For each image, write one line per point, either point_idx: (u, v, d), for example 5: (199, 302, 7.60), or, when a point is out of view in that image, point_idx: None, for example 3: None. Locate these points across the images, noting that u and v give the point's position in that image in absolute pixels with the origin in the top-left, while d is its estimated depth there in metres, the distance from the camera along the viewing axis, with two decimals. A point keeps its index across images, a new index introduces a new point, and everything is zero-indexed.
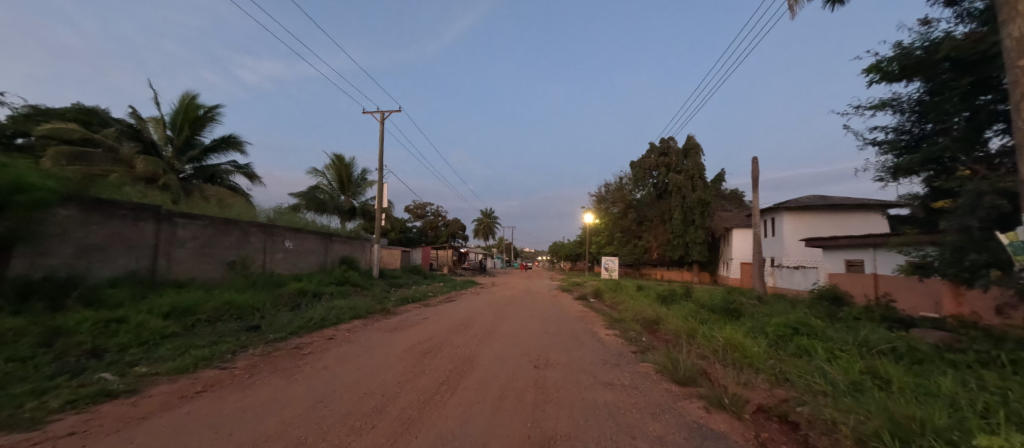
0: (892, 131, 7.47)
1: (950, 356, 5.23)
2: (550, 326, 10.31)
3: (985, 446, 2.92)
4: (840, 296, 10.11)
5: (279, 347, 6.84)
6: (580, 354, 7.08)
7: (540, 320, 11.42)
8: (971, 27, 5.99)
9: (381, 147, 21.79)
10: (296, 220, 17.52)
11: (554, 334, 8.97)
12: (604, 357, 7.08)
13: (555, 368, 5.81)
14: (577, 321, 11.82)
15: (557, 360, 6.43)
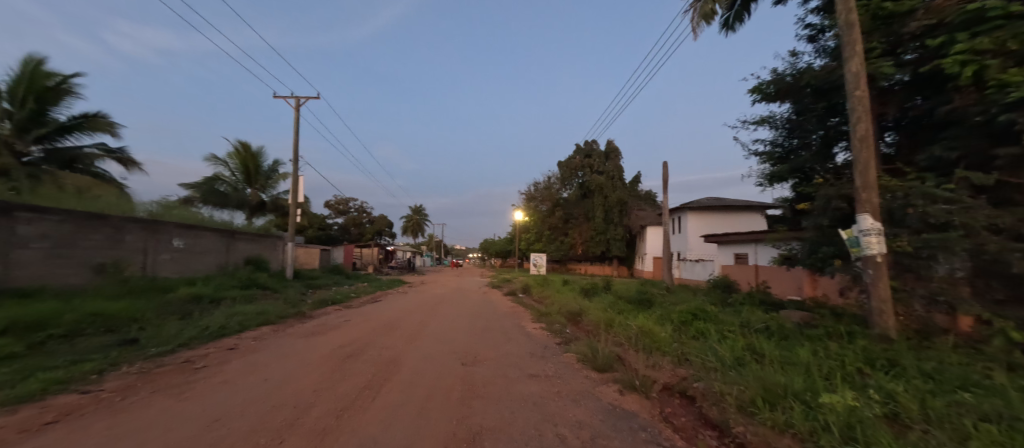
0: (767, 144, 8.76)
1: (808, 331, 6.35)
2: (479, 323, 10.45)
3: (828, 405, 3.62)
4: (730, 285, 11.65)
5: (163, 363, 6.05)
6: (509, 349, 7.31)
7: (470, 317, 11.51)
8: (826, 60, 7.28)
9: (295, 136, 20.19)
10: (186, 216, 15.38)
11: (482, 331, 9.12)
12: (531, 350, 7.39)
13: (483, 364, 5.96)
14: (506, 316, 12.12)
15: (486, 356, 6.58)
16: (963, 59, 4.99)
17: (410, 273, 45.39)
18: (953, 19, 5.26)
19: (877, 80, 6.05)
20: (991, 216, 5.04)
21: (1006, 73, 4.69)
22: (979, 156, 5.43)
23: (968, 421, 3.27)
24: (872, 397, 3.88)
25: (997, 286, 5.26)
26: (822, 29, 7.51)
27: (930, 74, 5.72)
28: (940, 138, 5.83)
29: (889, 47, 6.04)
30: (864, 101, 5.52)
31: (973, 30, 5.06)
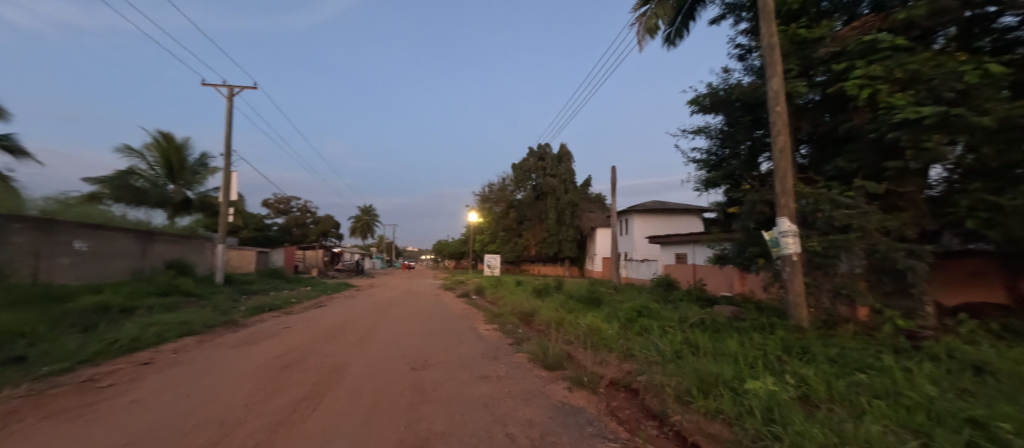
0: (703, 153, 9.45)
1: (737, 324, 6.94)
2: (431, 326, 10.33)
3: (753, 392, 4.01)
4: (671, 283, 12.42)
5: (59, 383, 5.36)
6: (461, 351, 7.30)
7: (421, 320, 11.32)
8: (752, 78, 8.01)
9: (227, 128, 18.80)
10: (90, 214, 13.77)
11: (434, 334, 9.03)
12: (483, 351, 7.44)
13: (433, 367, 5.92)
14: (458, 318, 12.07)
15: (437, 359, 6.54)
16: (860, 82, 5.73)
17: (359, 276, 43.63)
18: (852, 47, 6.03)
19: (793, 98, 6.77)
20: (882, 220, 5.82)
21: (893, 97, 5.45)
22: (873, 167, 6.25)
23: (864, 399, 3.76)
24: (788, 381, 4.33)
25: (887, 280, 6.08)
26: (749, 50, 8.29)
27: (835, 94, 6.50)
28: (843, 151, 6.64)
29: (803, 69, 6.77)
30: (782, 116, 6.16)
31: (868, 59, 5.84)
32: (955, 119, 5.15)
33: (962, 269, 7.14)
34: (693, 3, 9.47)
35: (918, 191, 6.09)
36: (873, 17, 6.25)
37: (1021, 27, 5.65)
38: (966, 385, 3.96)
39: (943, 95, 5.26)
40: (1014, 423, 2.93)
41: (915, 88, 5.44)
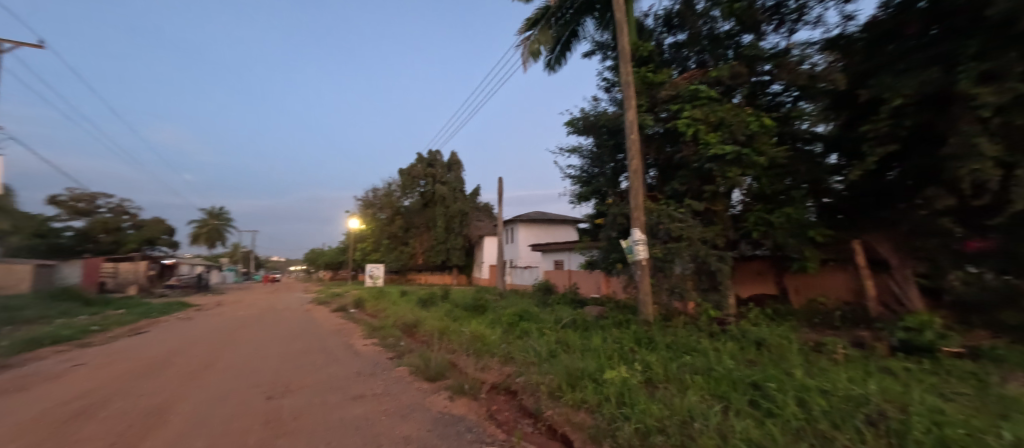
0: (577, 170, 10.47)
1: (601, 322, 7.85)
2: (295, 346, 9.28)
3: (611, 380, 4.61)
4: (550, 287, 13.40)
5: None
6: (331, 371, 6.74)
7: (283, 340, 10.08)
8: (615, 108, 9.24)
9: None
10: None
11: (299, 355, 8.15)
12: (358, 369, 7.00)
13: (295, 394, 5.34)
14: (331, 335, 11.08)
15: (300, 383, 5.92)
16: (688, 122, 7.10)
17: (198, 293, 36.52)
18: (683, 93, 7.49)
19: (643, 129, 8.02)
20: (702, 232, 7.30)
21: (708, 136, 6.90)
22: (697, 189, 7.78)
23: (689, 377, 4.64)
24: (637, 368, 5.09)
25: (705, 278, 7.60)
26: (613, 84, 9.58)
27: (672, 129, 7.91)
28: (677, 175, 8.11)
29: (651, 105, 8.08)
30: (635, 144, 7.24)
31: (692, 103, 7.26)
32: (745, 157, 6.79)
33: (749, 269, 9.09)
34: (570, 36, 10.58)
35: (725, 209, 7.81)
36: (696, 71, 7.86)
37: (782, 94, 7.67)
38: (752, 358, 5.21)
39: (739, 137, 6.85)
40: (778, 383, 3.98)
41: (722, 130, 6.98)
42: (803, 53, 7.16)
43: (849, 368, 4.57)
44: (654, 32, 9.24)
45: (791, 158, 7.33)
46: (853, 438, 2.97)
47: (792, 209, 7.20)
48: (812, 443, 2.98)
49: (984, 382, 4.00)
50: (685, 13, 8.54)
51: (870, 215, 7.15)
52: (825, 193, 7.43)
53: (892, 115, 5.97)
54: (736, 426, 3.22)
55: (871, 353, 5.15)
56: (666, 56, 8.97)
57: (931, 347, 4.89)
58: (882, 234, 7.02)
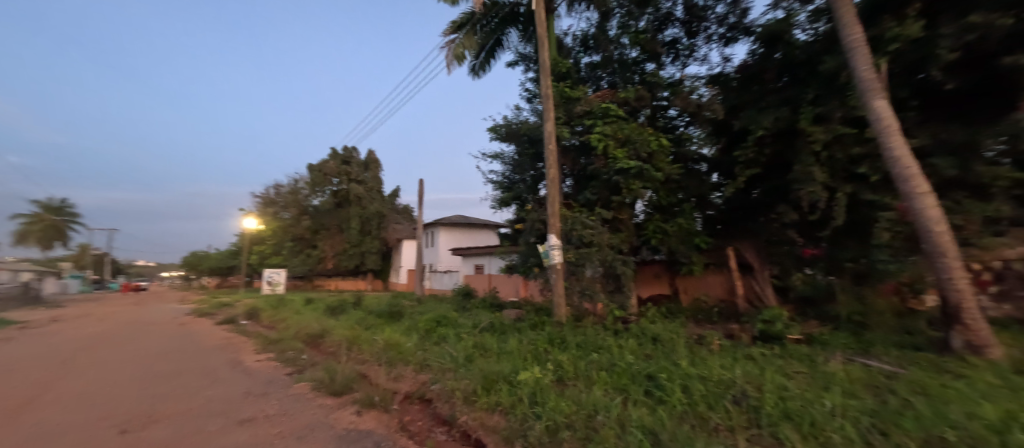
0: (499, 176, 10.63)
1: (517, 325, 8.05)
2: (164, 367, 7.95)
3: (525, 381, 4.78)
4: (470, 291, 13.37)
5: None
6: (212, 394, 5.94)
7: (149, 361, 8.59)
8: (535, 119, 9.62)
9: None
10: None
11: (169, 377, 6.99)
12: (248, 389, 6.26)
13: (162, 423, 4.59)
14: (212, 352, 9.70)
15: (170, 410, 5.10)
16: (599, 137, 7.66)
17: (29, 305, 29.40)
18: (596, 110, 8.05)
19: (560, 140, 8.44)
20: (610, 238, 7.92)
21: (616, 151, 7.55)
22: (606, 199, 8.40)
23: (595, 373, 4.99)
24: (549, 368, 5.31)
25: (611, 281, 8.20)
26: (534, 96, 9.99)
27: (585, 143, 8.46)
28: (589, 185, 8.66)
29: (568, 119, 8.54)
30: (552, 154, 7.60)
31: (604, 120, 7.85)
32: (646, 172, 7.55)
33: (648, 272, 9.98)
34: (494, 44, 10.77)
35: (630, 218, 8.52)
36: (608, 91, 8.54)
37: (677, 119, 8.61)
38: (649, 352, 5.78)
39: (642, 154, 7.60)
40: (668, 373, 4.49)
41: (628, 147, 7.67)
42: (694, 85, 8.20)
43: (724, 356, 5.32)
44: (573, 51, 9.87)
45: (682, 176, 8.32)
46: (725, 417, 3.52)
47: (683, 219, 8.17)
48: (694, 425, 3.45)
49: (816, 362, 4.96)
50: (599, 37, 9.28)
51: (742, 227, 8.43)
52: (708, 206, 8.59)
53: (756, 144, 7.26)
54: (633, 415, 3.56)
55: (740, 343, 6.05)
56: (583, 74, 9.61)
57: (781, 336, 5.91)
58: (748, 242, 8.38)
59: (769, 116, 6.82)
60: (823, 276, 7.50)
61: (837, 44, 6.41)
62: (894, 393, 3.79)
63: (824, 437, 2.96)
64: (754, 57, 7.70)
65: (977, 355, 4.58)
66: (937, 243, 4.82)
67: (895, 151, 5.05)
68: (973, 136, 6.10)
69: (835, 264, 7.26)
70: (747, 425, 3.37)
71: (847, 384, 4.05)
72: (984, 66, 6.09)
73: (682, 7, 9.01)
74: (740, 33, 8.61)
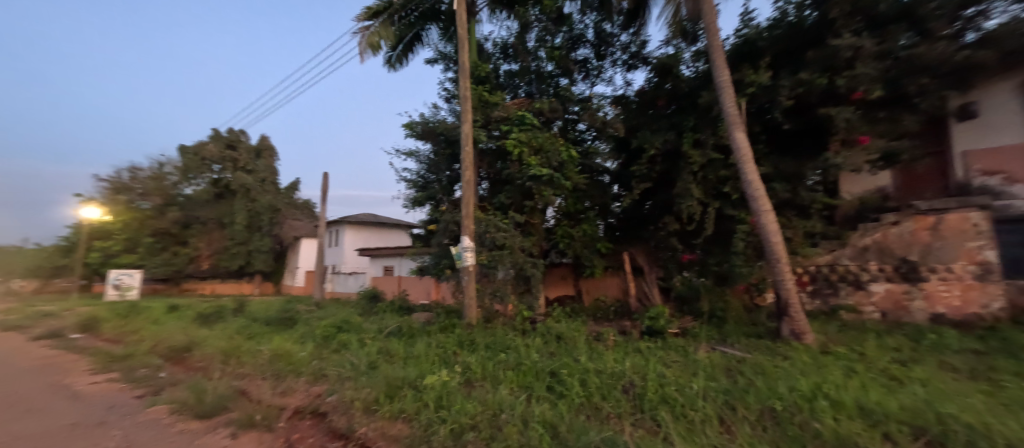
0: (413, 174, 10.30)
1: (427, 328, 7.89)
2: None
3: (432, 385, 4.77)
4: (377, 294, 12.70)
5: None
6: (23, 428, 4.66)
7: None
8: (453, 119, 9.58)
9: None
10: None
11: None
12: (81, 419, 5.07)
13: None
14: (26, 376, 7.67)
15: None
16: (514, 143, 7.93)
17: None
18: (513, 117, 8.30)
19: (476, 143, 8.51)
20: (522, 241, 8.22)
21: (530, 158, 7.89)
22: (519, 204, 8.70)
23: (503, 373, 5.15)
24: (457, 371, 5.32)
25: (521, 282, 8.53)
26: (453, 96, 9.95)
27: (502, 148, 8.68)
28: (504, 189, 8.87)
29: (486, 122, 8.65)
30: (469, 156, 7.65)
31: (519, 127, 8.14)
32: (557, 180, 8.02)
33: (555, 273, 10.55)
34: (413, 38, 10.57)
35: (541, 222, 8.96)
36: (525, 99, 8.87)
37: (585, 133, 9.27)
38: (554, 350, 6.14)
39: (553, 163, 8.06)
40: (569, 369, 4.85)
41: (541, 155, 8.07)
42: (601, 103, 8.94)
43: (617, 350, 5.90)
44: (493, 56, 10.01)
45: (588, 185, 8.99)
46: (615, 405, 3.94)
47: (588, 226, 8.86)
48: (589, 415, 3.81)
49: (688, 351, 5.78)
50: (519, 46, 9.58)
51: (636, 234, 9.48)
52: (609, 214, 9.43)
53: (648, 161, 8.23)
54: (536, 411, 3.78)
55: (630, 337, 6.77)
56: (501, 80, 9.77)
57: (663, 330, 6.76)
58: (639, 247, 9.40)
59: (659, 138, 7.84)
60: (696, 279, 8.43)
61: (710, 82, 7.99)
62: (741, 374, 4.66)
63: (690, 416, 3.54)
64: (650, 85, 8.80)
65: (797, 339, 5.92)
66: (776, 252, 6.01)
67: (749, 177, 6.13)
68: (799, 169, 7.82)
69: (706, 269, 8.33)
70: (633, 412, 3.84)
71: (710, 369, 4.82)
72: (807, 113, 7.89)
73: (593, 30, 9.81)
74: (640, 62, 9.65)
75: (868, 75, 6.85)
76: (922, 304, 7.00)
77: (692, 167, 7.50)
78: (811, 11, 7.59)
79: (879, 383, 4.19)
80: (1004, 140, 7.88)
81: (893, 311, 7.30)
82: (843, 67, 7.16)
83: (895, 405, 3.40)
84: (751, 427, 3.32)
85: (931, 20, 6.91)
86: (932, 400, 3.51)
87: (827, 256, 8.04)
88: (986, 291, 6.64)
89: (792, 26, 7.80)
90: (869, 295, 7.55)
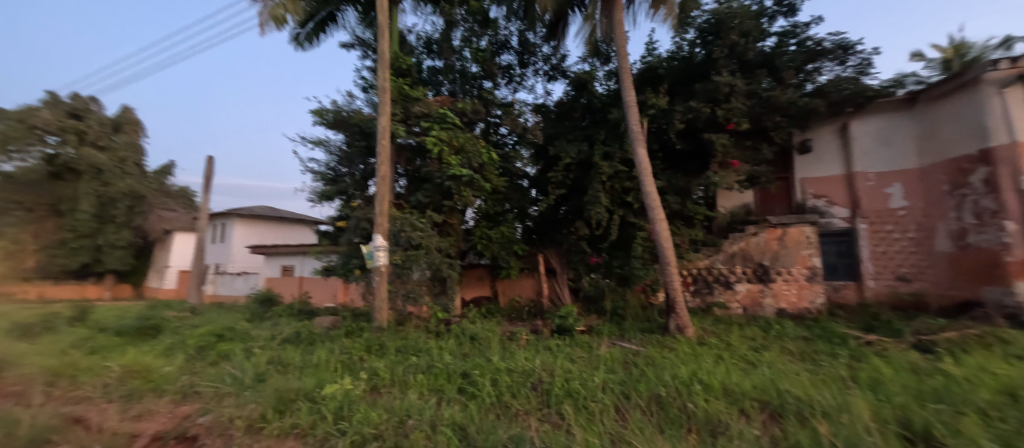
0: (322, 166, 9.54)
1: (330, 333, 7.24)
2: None
3: (332, 396, 4.31)
4: (272, 298, 11.33)
5: None
6: None
7: None
8: (369, 111, 9.05)
9: None
10: None
11: None
12: None
13: None
14: None
15: None
16: (434, 140, 7.73)
17: None
18: (433, 114, 8.09)
19: (395, 137, 8.15)
20: (439, 242, 8.00)
21: (450, 157, 7.75)
22: (437, 203, 8.49)
23: (412, 377, 4.91)
24: (362, 377, 4.93)
25: (437, 284, 8.16)
26: (371, 87, 9.42)
27: (421, 145, 8.40)
28: (422, 187, 8.59)
29: (404, 117, 8.29)
30: (385, 149, 7.25)
31: (440, 125, 7.95)
32: (476, 181, 7.96)
33: (472, 274, 10.47)
34: (327, 17, 9.79)
35: (459, 223, 8.85)
36: (446, 97, 8.67)
37: (506, 137, 9.36)
38: (466, 351, 6.04)
39: (473, 164, 8.01)
40: (480, 369, 4.78)
41: (462, 155, 7.97)
42: (522, 109, 9.10)
43: (528, 349, 6.01)
44: (415, 50, 9.65)
45: (507, 188, 9.07)
46: (524, 402, 3.99)
47: (506, 228, 8.93)
48: (497, 413, 3.81)
49: (592, 347, 6.10)
50: (442, 43, 9.37)
51: (551, 237, 9.67)
52: (527, 217, 9.55)
53: (564, 168, 8.63)
54: (445, 413, 3.66)
55: (542, 336, 6.96)
56: (424, 75, 9.48)
57: (571, 328, 7.05)
58: (554, 249, 9.78)
59: (574, 147, 8.28)
60: (603, 280, 9.02)
61: (621, 101, 8.59)
62: (635, 366, 5.08)
63: (590, 408, 3.73)
64: (568, 97, 9.27)
65: (680, 332, 6.60)
66: (667, 257, 6.64)
67: (647, 188, 6.68)
68: (687, 185, 8.68)
69: (610, 270, 8.92)
70: (540, 407, 3.92)
71: (610, 363, 5.15)
72: (693, 137, 8.85)
73: (517, 38, 9.99)
74: (560, 74, 10.09)
75: (739, 109, 8.05)
76: (772, 301, 8.65)
77: (602, 176, 7.98)
78: (700, 48, 8.59)
79: (743, 367, 4.87)
80: (827, 173, 9.44)
81: (750, 307, 8.77)
82: (722, 100, 8.19)
83: (751, 384, 4.01)
84: (641, 413, 3.62)
85: (785, 68, 8.29)
86: (781, 379, 4.19)
87: (706, 259, 9.07)
88: (813, 289, 8.58)
89: (685, 59, 8.78)
90: (734, 294, 8.86)
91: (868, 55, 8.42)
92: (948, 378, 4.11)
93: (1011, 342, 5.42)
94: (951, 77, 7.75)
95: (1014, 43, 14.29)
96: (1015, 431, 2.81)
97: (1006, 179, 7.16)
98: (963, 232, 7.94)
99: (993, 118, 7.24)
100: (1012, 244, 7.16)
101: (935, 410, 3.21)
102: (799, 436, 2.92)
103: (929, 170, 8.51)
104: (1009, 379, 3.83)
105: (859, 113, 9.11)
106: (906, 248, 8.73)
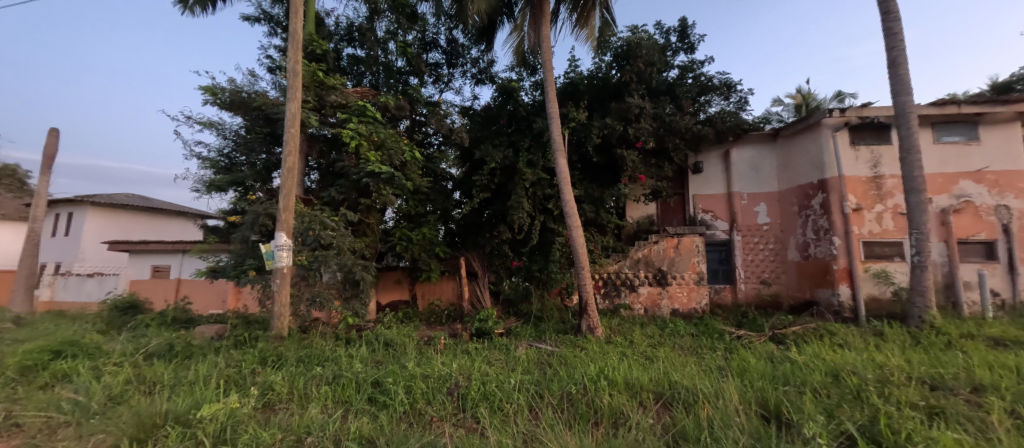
0: (212, 151, 8.32)
1: (214, 343, 6.28)
2: None
3: (212, 417, 3.47)
4: (136, 305, 9.45)
5: None
6: None
7: None
8: (275, 94, 8.17)
9: None
10: None
11: None
12: None
13: None
14: None
15: None
16: (352, 134, 7.25)
17: None
18: (352, 106, 7.58)
19: (306, 127, 7.43)
20: (352, 242, 7.52)
21: (369, 153, 7.32)
22: (353, 200, 7.94)
23: (316, 389, 4.48)
24: (249, 393, 4.26)
25: (348, 287, 7.63)
26: (279, 68, 8.53)
27: (336, 137, 7.79)
28: (336, 183, 7.96)
29: (318, 105, 7.60)
30: (294, 139, 6.57)
31: (358, 118, 7.50)
32: (397, 179, 7.63)
33: (389, 277, 10.00)
34: None
35: (377, 223, 8.47)
36: (368, 89, 8.20)
37: (430, 137, 9.14)
38: (380, 359, 5.73)
39: (395, 162, 7.67)
40: (394, 377, 4.57)
41: (382, 152, 7.57)
42: (448, 110, 8.99)
43: (446, 354, 5.91)
44: (334, 35, 8.94)
45: (431, 189, 8.85)
46: (438, 408, 3.93)
47: (428, 229, 8.73)
48: (411, 422, 3.69)
49: (509, 349, 6.23)
50: (366, 32, 8.82)
51: (473, 240, 9.75)
52: (449, 220, 9.51)
53: (489, 172, 8.78)
54: (351, 427, 3.41)
55: (460, 340, 6.91)
56: (343, 63, 8.83)
57: (490, 331, 7.14)
58: (475, 252, 9.81)
59: (499, 153, 8.49)
60: (522, 282, 9.33)
61: (545, 112, 9.02)
62: (549, 365, 5.32)
63: (505, 409, 3.82)
64: (494, 102, 9.44)
65: (591, 333, 7.05)
66: (581, 261, 7.07)
67: (565, 197, 7.05)
68: (601, 195, 9.37)
69: (530, 274, 9.25)
70: (456, 412, 3.91)
71: (526, 364, 5.32)
72: (607, 152, 9.61)
73: (445, 37, 9.90)
74: (487, 79, 10.22)
75: (647, 130, 8.90)
76: (667, 302, 9.72)
77: (526, 183, 8.33)
78: (615, 71, 9.39)
79: (642, 362, 5.40)
80: (712, 192, 10.88)
81: (649, 308, 9.73)
82: (633, 120, 9.03)
83: (649, 378, 4.43)
84: (553, 411, 3.79)
85: (684, 98, 9.42)
86: (673, 371, 4.72)
87: (615, 265, 9.81)
88: (700, 292, 9.81)
89: (602, 80, 9.54)
90: (638, 296, 9.75)
91: (745, 94, 9.97)
92: (794, 364, 5.02)
93: (835, 334, 6.81)
94: (802, 119, 9.53)
95: (844, 98, 18.11)
96: (837, 405, 3.54)
97: (835, 204, 9.19)
98: (807, 245, 9.82)
99: (829, 155, 9.27)
100: (838, 255, 9.12)
101: (784, 391, 3.90)
102: (685, 423, 3.31)
103: (785, 193, 10.34)
104: (834, 363, 4.83)
105: (737, 142, 10.65)
106: (767, 257, 10.43)
